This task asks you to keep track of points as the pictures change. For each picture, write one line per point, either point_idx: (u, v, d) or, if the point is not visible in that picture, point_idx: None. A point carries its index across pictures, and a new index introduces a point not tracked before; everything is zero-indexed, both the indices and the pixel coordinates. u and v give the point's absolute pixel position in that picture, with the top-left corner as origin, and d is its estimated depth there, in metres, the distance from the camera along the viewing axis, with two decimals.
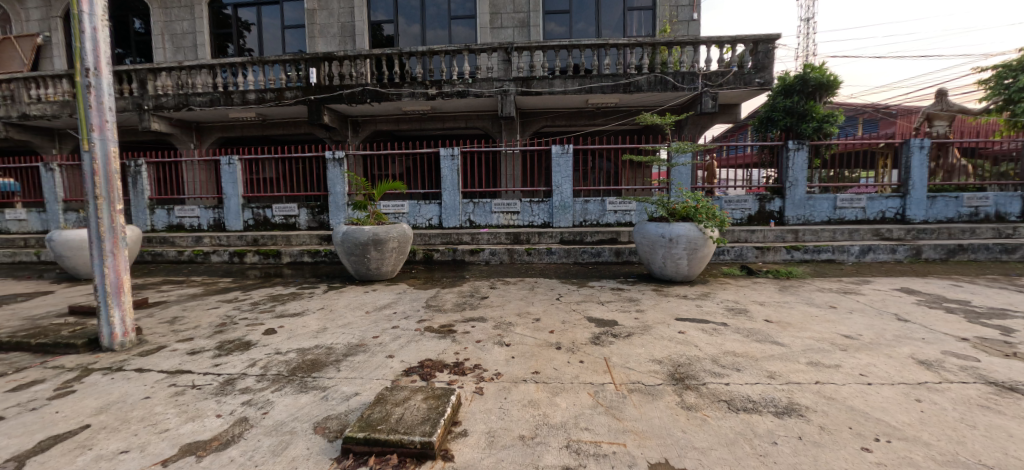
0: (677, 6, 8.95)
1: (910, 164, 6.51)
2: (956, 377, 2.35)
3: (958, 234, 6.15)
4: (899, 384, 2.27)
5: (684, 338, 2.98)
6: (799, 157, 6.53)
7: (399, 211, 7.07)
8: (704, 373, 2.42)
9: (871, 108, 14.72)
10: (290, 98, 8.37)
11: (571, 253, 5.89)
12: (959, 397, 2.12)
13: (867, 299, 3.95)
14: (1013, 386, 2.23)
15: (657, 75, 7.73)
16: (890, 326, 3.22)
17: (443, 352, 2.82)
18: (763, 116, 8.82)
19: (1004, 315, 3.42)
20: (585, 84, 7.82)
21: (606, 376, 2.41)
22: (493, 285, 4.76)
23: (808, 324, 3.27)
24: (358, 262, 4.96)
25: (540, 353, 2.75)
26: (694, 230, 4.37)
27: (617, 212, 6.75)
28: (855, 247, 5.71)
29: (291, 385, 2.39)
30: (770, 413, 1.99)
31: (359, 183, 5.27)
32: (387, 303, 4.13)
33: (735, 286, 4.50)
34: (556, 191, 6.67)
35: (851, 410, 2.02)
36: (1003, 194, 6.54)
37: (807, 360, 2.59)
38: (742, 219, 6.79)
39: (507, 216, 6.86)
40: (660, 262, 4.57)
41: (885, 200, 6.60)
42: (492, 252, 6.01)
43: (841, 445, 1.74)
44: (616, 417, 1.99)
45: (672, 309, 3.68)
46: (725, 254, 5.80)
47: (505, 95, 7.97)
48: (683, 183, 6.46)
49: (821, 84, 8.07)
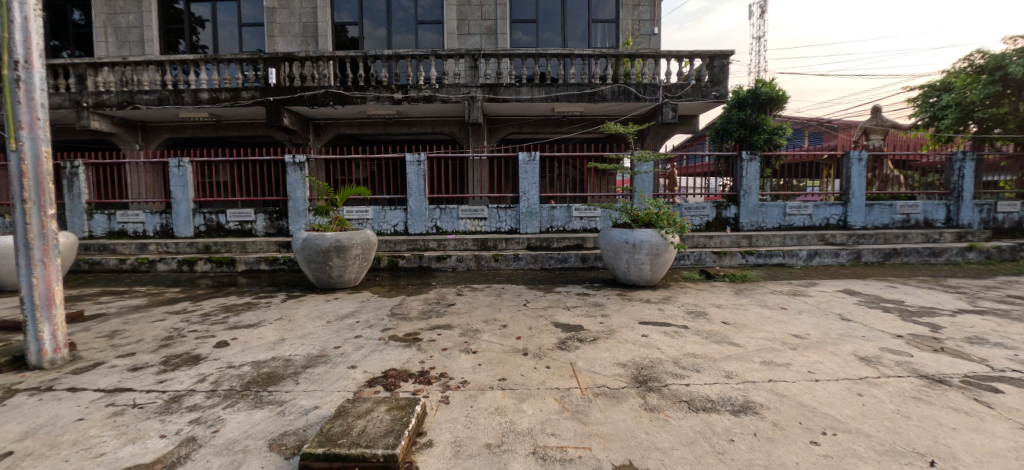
0: (639, 20, 9.36)
1: (850, 174, 6.99)
2: (892, 371, 2.54)
3: (893, 239, 6.69)
4: (843, 379, 2.43)
5: (647, 341, 3.05)
6: (752, 167, 6.88)
7: (363, 217, 6.86)
8: (666, 375, 2.49)
9: (815, 122, 15.90)
10: (247, 98, 8.03)
11: (537, 259, 5.93)
12: (895, 391, 2.29)
13: (813, 300, 4.21)
14: (941, 379, 2.43)
15: (620, 86, 7.96)
16: (834, 325, 3.44)
17: (407, 362, 2.75)
18: (719, 127, 9.27)
19: (932, 313, 3.74)
20: (551, 93, 7.94)
21: (571, 380, 2.43)
22: (460, 292, 4.71)
23: (761, 324, 3.43)
24: (319, 270, 4.78)
25: (507, 360, 2.74)
26: (656, 236, 4.49)
27: (583, 218, 6.85)
28: (802, 252, 6.07)
29: (244, 401, 2.26)
30: (727, 412, 2.07)
31: (320, 187, 5.07)
32: (350, 312, 3.98)
33: (695, 290, 4.65)
34: (523, 198, 6.68)
35: (800, 406, 2.14)
36: (931, 203, 7.16)
37: (761, 360, 2.71)
38: (701, 225, 7.06)
39: (474, 222, 6.81)
40: (624, 268, 4.67)
41: (829, 207, 7.10)
42: (459, 258, 5.95)
43: (791, 440, 1.84)
44: (581, 421, 2.01)
45: (635, 313, 3.76)
46: (685, 260, 6.00)
47: (472, 101, 7.97)
48: (646, 190, 6.71)
49: (770, 98, 8.55)
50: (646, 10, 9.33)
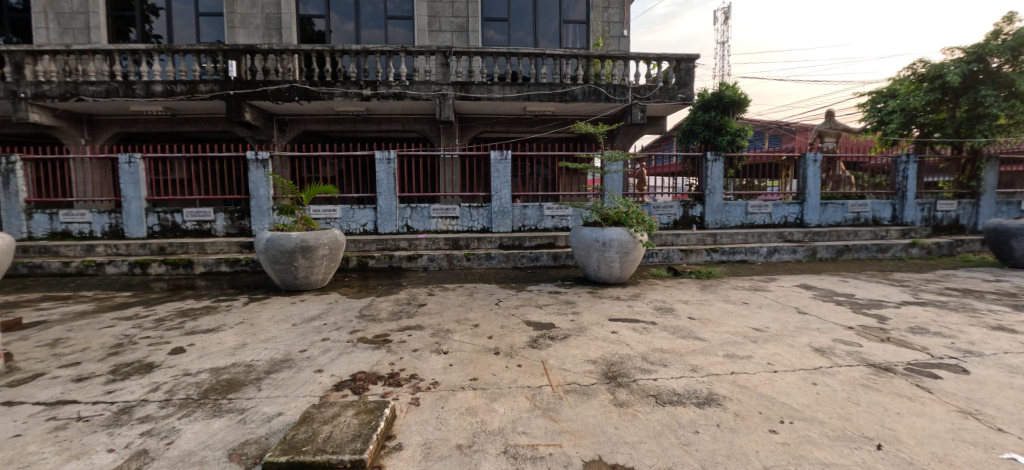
0: (609, 22, 9.54)
1: (806, 175, 7.34)
2: (844, 361, 2.69)
3: (845, 236, 7.09)
4: (799, 370, 2.55)
5: (617, 338, 3.11)
6: (716, 167, 7.13)
7: (331, 216, 6.66)
8: (635, 370, 2.54)
9: (775, 125, 16.65)
10: (205, 92, 7.65)
11: (510, 258, 5.94)
12: (846, 379, 2.43)
13: (773, 295, 4.41)
14: (886, 367, 2.59)
15: (591, 86, 8.06)
16: (792, 318, 3.61)
17: (377, 364, 2.69)
18: (685, 128, 9.60)
19: (879, 305, 3.99)
20: (523, 92, 7.96)
21: (543, 378, 2.44)
22: (431, 292, 4.65)
23: (724, 319, 3.56)
24: (284, 272, 4.61)
25: (478, 359, 2.73)
26: (625, 234, 4.58)
27: (554, 217, 6.90)
28: (763, 248, 6.35)
29: (202, 410, 2.15)
30: (692, 405, 2.13)
31: (285, 185, 4.89)
32: (317, 314, 3.85)
33: (662, 286, 4.78)
34: (494, 197, 6.67)
35: (761, 396, 2.23)
36: (879, 202, 7.63)
37: (724, 353, 2.81)
38: (668, 223, 7.25)
39: (446, 221, 6.74)
40: (595, 266, 4.74)
41: (787, 206, 7.43)
42: (430, 258, 5.88)
43: (752, 429, 1.91)
44: (552, 418, 2.02)
45: (605, 310, 3.82)
46: (654, 257, 6.15)
47: (443, 98, 7.89)
48: (615, 189, 6.83)
49: (733, 101, 8.88)
50: (616, 12, 9.52)
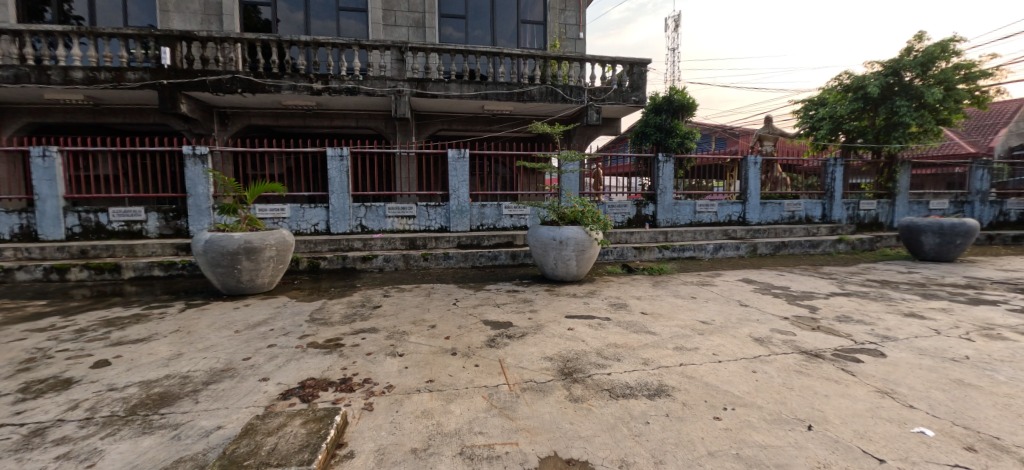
0: (565, 24, 9.70)
1: (748, 176, 7.83)
2: (779, 349, 2.89)
3: (781, 233, 7.65)
4: (741, 359, 2.71)
5: (573, 334, 3.16)
6: (666, 168, 7.44)
7: (278, 215, 6.32)
8: (589, 366, 2.60)
9: (721, 129, 17.66)
10: (133, 80, 7.01)
11: (468, 257, 5.90)
12: (782, 366, 2.61)
13: (718, 289, 4.66)
14: (816, 353, 2.82)
15: (548, 87, 8.16)
16: (734, 310, 3.84)
17: (327, 369, 2.58)
18: (638, 130, 9.94)
19: (810, 296, 4.33)
20: (481, 90, 7.93)
21: (500, 377, 2.44)
22: (387, 293, 4.53)
23: (674, 313, 3.73)
24: (227, 275, 4.32)
25: (435, 361, 2.68)
26: (581, 233, 4.67)
27: (513, 216, 6.93)
28: (710, 245, 6.70)
29: (129, 427, 1.96)
30: (644, 397, 2.21)
31: (226, 183, 4.58)
32: (262, 320, 3.64)
33: (617, 283, 4.92)
34: (452, 195, 6.60)
35: (707, 385, 2.34)
36: (811, 202, 8.28)
37: (674, 346, 2.94)
38: (623, 222, 7.46)
39: (402, 221, 6.59)
40: (552, 264, 4.80)
41: (731, 206, 7.88)
42: (386, 258, 5.72)
43: (698, 417, 2.01)
44: (509, 417, 2.02)
45: (562, 307, 3.89)
46: (609, 255, 6.33)
47: (399, 95, 7.71)
48: (572, 189, 6.95)
49: (683, 105, 9.31)
50: (572, 15, 9.70)
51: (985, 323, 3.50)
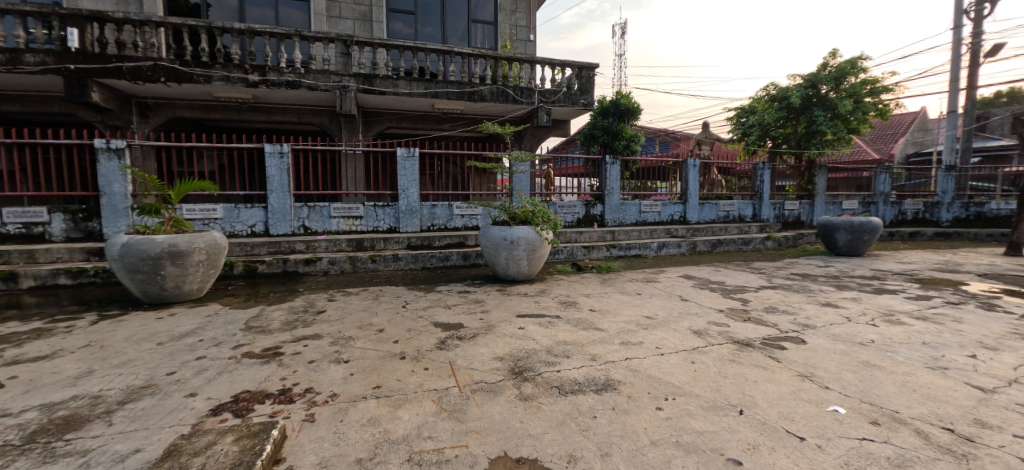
0: (516, 26, 9.79)
1: (687, 178, 8.31)
2: (715, 340, 3.08)
3: (717, 232, 8.20)
4: (681, 351, 2.87)
5: (524, 333, 3.19)
6: (613, 169, 7.72)
7: (209, 216, 5.83)
8: (539, 364, 2.63)
9: (664, 133, 18.63)
10: (32, 63, 6.20)
11: (418, 259, 5.79)
12: (717, 356, 2.79)
13: (661, 285, 4.90)
14: (747, 342, 3.04)
15: (499, 87, 8.19)
16: (675, 305, 4.05)
17: (265, 381, 2.42)
18: (587, 132, 10.24)
19: (742, 290, 4.67)
20: (431, 89, 7.81)
21: (450, 380, 2.41)
22: (332, 297, 4.33)
23: (620, 309, 3.87)
24: (148, 282, 3.93)
25: (383, 366, 2.60)
26: (532, 233, 4.73)
27: (464, 216, 6.88)
28: (654, 244, 7.04)
29: (24, 458, 1.73)
30: (591, 392, 2.27)
31: (147, 180, 4.17)
32: (190, 330, 3.34)
33: (567, 281, 5.03)
34: (402, 195, 6.43)
35: (650, 378, 2.45)
36: (743, 202, 8.95)
37: (620, 341, 3.05)
38: (573, 221, 7.64)
39: (348, 221, 6.34)
40: (503, 264, 4.82)
41: (673, 206, 8.32)
42: (331, 261, 5.48)
43: (642, 408, 2.10)
44: (458, 419, 2.00)
45: (513, 307, 3.91)
46: (559, 254, 6.46)
47: (344, 90, 7.41)
48: (523, 189, 7.03)
49: (628, 109, 9.70)
50: (522, 17, 9.80)
51: (886, 310, 3.94)
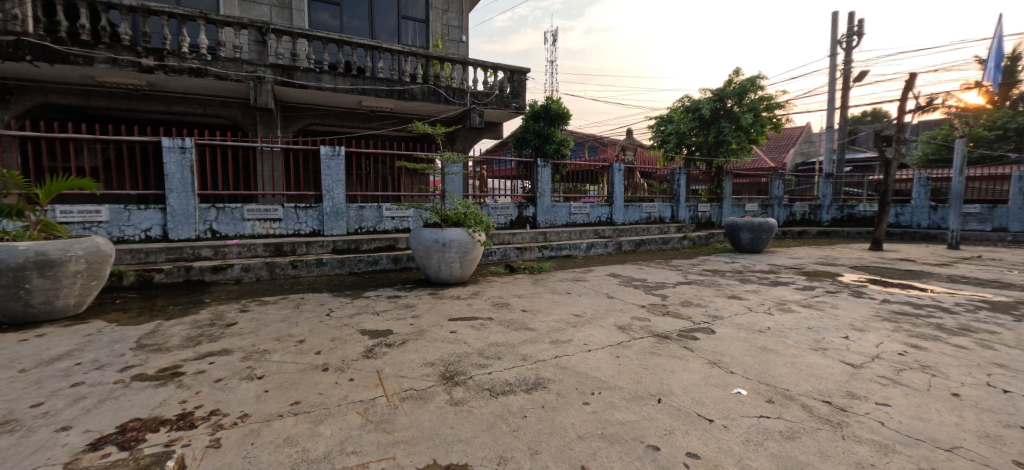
0: (448, 26, 9.73)
1: (614, 181, 8.78)
2: (637, 334, 3.29)
3: (640, 232, 8.78)
4: (607, 346, 3.01)
5: (456, 337, 3.16)
6: (545, 172, 7.93)
7: (91, 219, 5.05)
8: (471, 367, 2.62)
9: (592, 138, 19.58)
10: None
11: (345, 263, 5.51)
12: (639, 349, 2.97)
13: (589, 284, 5.13)
14: (665, 335, 3.28)
15: (430, 87, 8.05)
16: (602, 302, 4.26)
17: (160, 405, 2.14)
18: (519, 135, 10.42)
19: (661, 286, 5.03)
20: (357, 85, 7.47)
21: (377, 389, 2.31)
22: (245, 307, 3.96)
23: (551, 308, 3.98)
24: (8, 299, 3.30)
25: (303, 380, 2.42)
26: (464, 235, 4.70)
27: (394, 218, 6.66)
28: (583, 244, 7.34)
29: None
30: (521, 392, 2.30)
31: (3, 175, 3.50)
32: (64, 352, 2.86)
33: (500, 283, 5.08)
34: (326, 196, 6.07)
35: (577, 374, 2.55)
36: (663, 204, 9.66)
37: (550, 340, 3.14)
38: (506, 223, 7.72)
39: (265, 224, 5.84)
40: (435, 267, 4.74)
41: (601, 208, 8.74)
42: (245, 267, 5.01)
43: (571, 404, 2.17)
44: (385, 430, 1.92)
45: (446, 310, 3.86)
46: (493, 255, 6.49)
47: (260, 82, 6.83)
48: (456, 191, 6.96)
49: (558, 114, 10.02)
50: (454, 17, 9.77)
51: (780, 300, 4.47)
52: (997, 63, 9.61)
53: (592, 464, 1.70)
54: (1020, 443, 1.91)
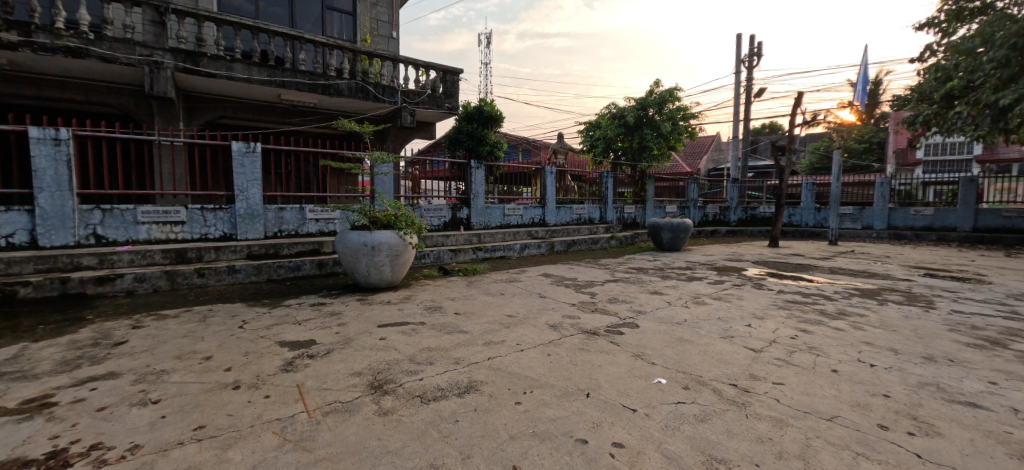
0: (377, 20, 9.39)
1: (546, 183, 9.02)
2: (567, 332, 3.40)
3: (571, 232, 9.12)
4: (539, 345, 3.08)
5: (385, 344, 3.05)
6: (478, 174, 7.93)
7: None
8: (401, 374, 2.54)
9: (525, 141, 19.97)
10: None
11: (262, 270, 5.08)
12: (569, 346, 3.08)
13: (522, 284, 5.21)
14: (593, 332, 3.43)
15: (358, 83, 7.70)
16: (535, 302, 4.35)
17: (24, 443, 1.81)
18: (452, 136, 10.32)
19: (590, 284, 5.26)
20: (276, 77, 6.93)
21: (297, 405, 2.16)
22: (138, 323, 3.48)
23: (484, 310, 3.98)
24: None
25: (210, 401, 2.19)
26: (394, 237, 4.54)
27: (319, 220, 6.27)
28: (517, 245, 7.46)
29: None
30: (453, 396, 2.28)
31: None
32: None
33: (433, 286, 4.99)
34: (239, 197, 5.55)
35: (510, 374, 2.58)
36: (592, 206, 10.11)
37: (483, 341, 3.14)
38: (439, 225, 7.60)
39: (164, 228, 5.21)
40: (363, 271, 4.54)
41: (533, 209, 8.94)
42: (139, 277, 4.42)
43: (503, 405, 2.19)
44: (305, 449, 1.80)
45: (375, 316, 3.70)
46: (426, 258, 6.36)
47: (157, 68, 6.09)
48: (386, 192, 6.72)
49: (491, 116, 10.08)
50: (383, 12, 9.44)
51: (694, 294, 4.88)
52: (864, 87, 11.30)
53: (523, 463, 1.73)
54: (881, 409, 2.26)
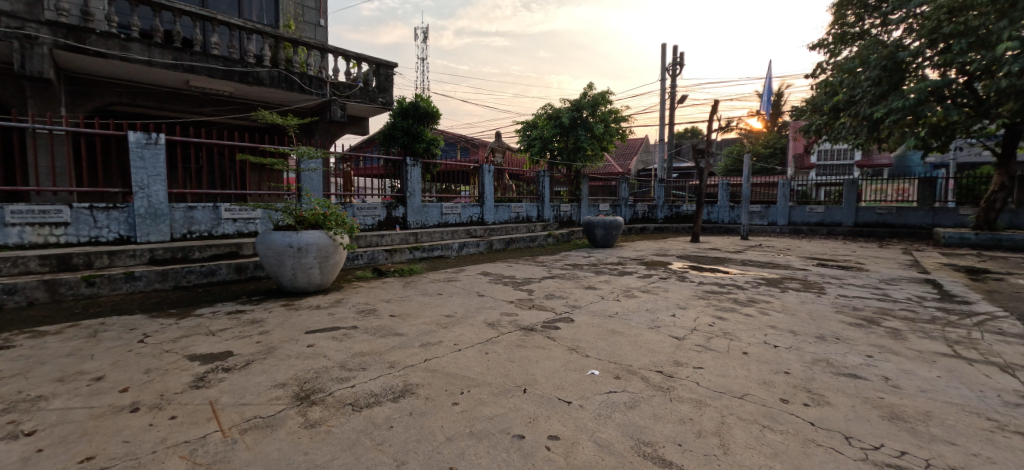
0: (302, 6, 8.79)
1: (484, 182, 9.04)
2: (505, 329, 3.44)
3: (510, 231, 9.23)
4: (476, 344, 3.09)
5: (313, 351, 2.88)
6: (414, 172, 7.75)
7: None
8: (331, 382, 2.42)
9: (463, 139, 19.83)
10: None
11: (167, 276, 4.57)
12: (506, 343, 3.12)
13: (460, 283, 5.18)
14: (530, 328, 3.49)
15: (281, 72, 7.16)
16: (473, 301, 4.35)
17: None
18: (386, 132, 9.96)
19: (528, 282, 5.36)
20: (183, 61, 6.25)
21: (210, 424, 1.97)
22: (5, 343, 2.97)
23: (421, 311, 3.91)
24: None
25: (101, 427, 1.93)
26: (323, 237, 4.30)
27: (236, 220, 5.77)
28: (455, 244, 7.40)
29: None
30: (388, 401, 2.21)
31: None
32: None
33: (366, 288, 4.80)
34: (139, 194, 4.93)
35: (447, 375, 2.56)
36: (530, 205, 10.30)
37: (420, 343, 3.08)
38: (373, 224, 7.30)
39: (41, 230, 4.48)
40: (289, 274, 4.24)
41: (472, 208, 8.91)
42: (8, 287, 3.77)
43: (439, 407, 2.17)
44: None
45: (302, 322, 3.48)
46: (359, 259, 6.09)
47: (31, 43, 5.29)
48: (314, 189, 6.33)
49: (427, 113, 9.87)
50: None
51: (625, 287, 5.16)
52: (768, 98, 12.63)
53: (460, 464, 1.72)
54: (781, 384, 2.55)
